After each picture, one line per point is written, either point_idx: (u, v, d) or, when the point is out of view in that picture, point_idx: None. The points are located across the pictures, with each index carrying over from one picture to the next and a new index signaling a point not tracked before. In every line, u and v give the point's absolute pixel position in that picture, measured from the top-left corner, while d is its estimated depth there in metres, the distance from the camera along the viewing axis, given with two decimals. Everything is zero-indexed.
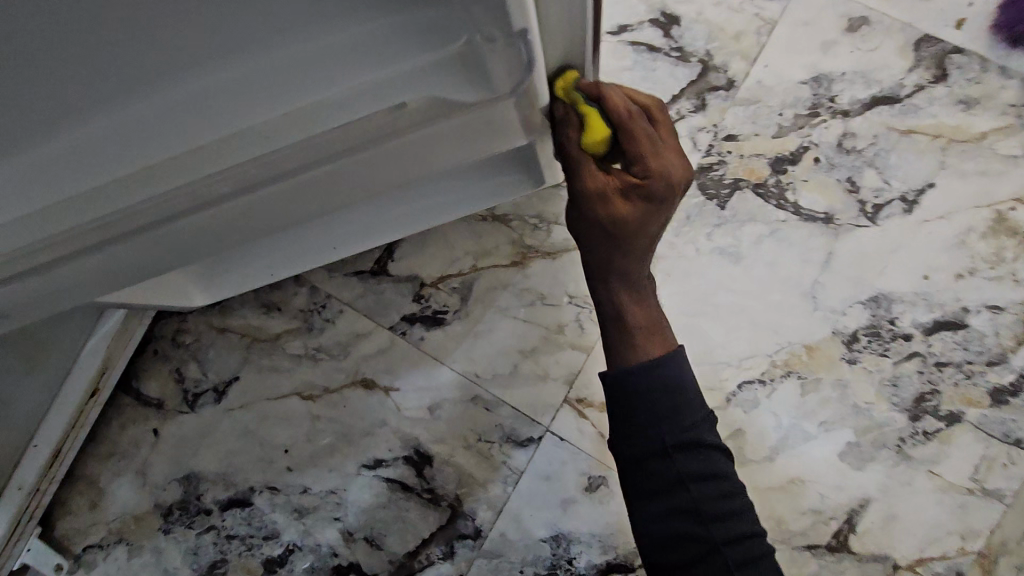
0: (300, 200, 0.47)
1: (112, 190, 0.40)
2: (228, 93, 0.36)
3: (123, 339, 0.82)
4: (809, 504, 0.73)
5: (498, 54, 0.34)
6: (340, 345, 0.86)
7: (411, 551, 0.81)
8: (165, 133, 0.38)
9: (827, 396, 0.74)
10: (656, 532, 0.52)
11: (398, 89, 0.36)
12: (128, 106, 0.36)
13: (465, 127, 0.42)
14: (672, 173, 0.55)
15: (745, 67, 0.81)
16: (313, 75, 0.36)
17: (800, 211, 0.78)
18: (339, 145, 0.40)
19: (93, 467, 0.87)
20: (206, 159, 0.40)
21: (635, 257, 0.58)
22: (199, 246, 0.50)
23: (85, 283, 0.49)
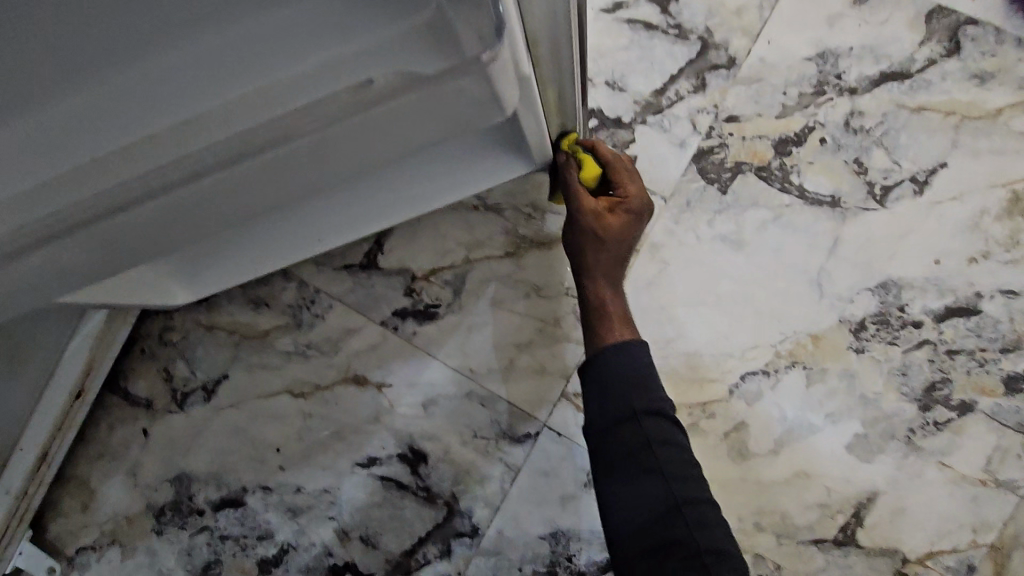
0: (261, 194, 0.41)
1: (53, 189, 0.37)
2: (193, 73, 0.35)
3: (107, 337, 0.80)
4: (815, 497, 0.71)
5: (466, 22, 0.30)
6: (331, 341, 0.83)
7: (407, 550, 0.79)
8: (125, 117, 0.36)
9: (833, 386, 0.72)
10: (619, 497, 0.54)
11: (362, 62, 0.33)
12: (77, 91, 0.35)
13: (438, 106, 0.37)
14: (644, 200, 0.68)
15: (747, 44, 0.77)
16: (276, 52, 0.34)
17: (805, 195, 0.74)
18: (299, 128, 0.36)
19: (84, 468, 0.85)
20: (160, 147, 0.36)
21: (615, 268, 0.66)
22: (145, 248, 0.44)
23: (14, 297, 0.43)
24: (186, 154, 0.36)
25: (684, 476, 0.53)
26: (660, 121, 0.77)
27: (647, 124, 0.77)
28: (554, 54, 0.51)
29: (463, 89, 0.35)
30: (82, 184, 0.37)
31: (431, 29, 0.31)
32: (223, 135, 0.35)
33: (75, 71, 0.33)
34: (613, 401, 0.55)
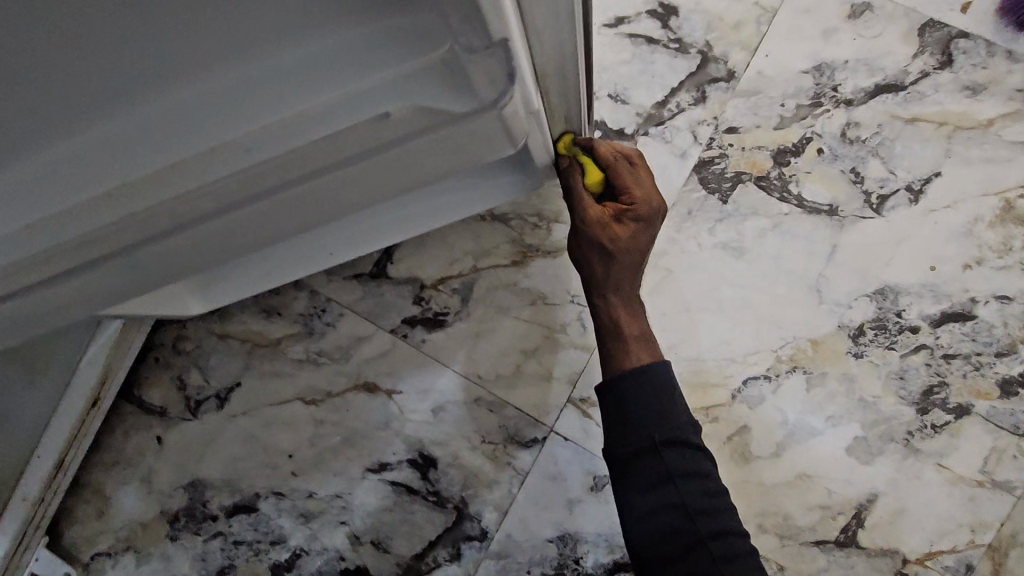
0: (284, 220, 0.44)
1: (91, 207, 0.40)
2: (213, 105, 0.36)
3: (122, 348, 0.81)
4: (817, 499, 0.73)
5: (479, 65, 0.32)
6: (341, 349, 0.85)
7: (417, 553, 0.81)
8: (150, 144, 0.38)
9: (833, 391, 0.74)
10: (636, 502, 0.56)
11: (378, 97, 0.35)
12: (106, 119, 0.37)
13: (459, 145, 0.38)
14: (652, 201, 0.68)
15: (745, 57, 0.79)
16: (291, 86, 0.35)
17: (804, 204, 0.76)
18: (321, 160, 0.38)
19: (99, 475, 0.87)
20: (187, 174, 0.38)
21: (626, 270, 0.67)
22: (175, 267, 0.47)
23: (64, 306, 0.47)
24: (210, 182, 0.38)
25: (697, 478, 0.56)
26: (661, 133, 0.79)
27: (649, 136, 0.79)
28: (565, 85, 0.54)
29: (480, 129, 0.37)
30: (115, 206, 0.39)
31: (445, 66, 0.34)
32: (243, 163, 0.37)
33: (111, 102, 0.35)
34: (627, 411, 0.58)
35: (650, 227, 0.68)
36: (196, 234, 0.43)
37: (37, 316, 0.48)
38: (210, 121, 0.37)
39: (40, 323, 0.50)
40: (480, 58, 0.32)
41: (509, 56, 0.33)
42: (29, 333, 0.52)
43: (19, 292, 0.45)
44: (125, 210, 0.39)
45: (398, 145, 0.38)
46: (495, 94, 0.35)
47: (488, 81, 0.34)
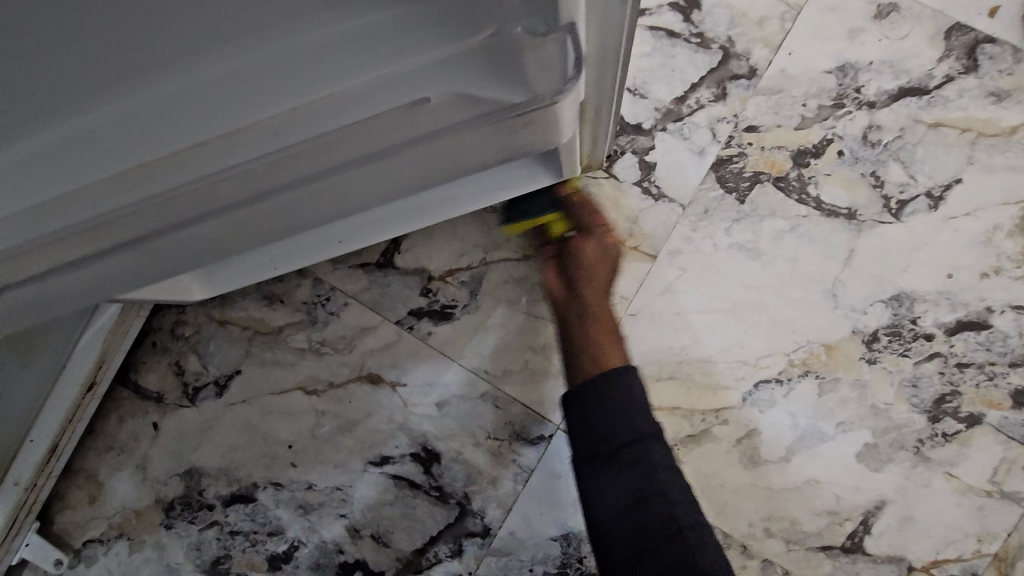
0: (309, 210, 0.44)
1: (104, 188, 0.40)
2: (233, 87, 0.36)
3: (120, 332, 0.79)
4: (825, 504, 0.72)
5: (533, 51, 0.32)
6: (345, 339, 0.83)
7: (418, 548, 0.79)
8: (165, 125, 0.37)
9: (845, 396, 0.73)
10: (623, 521, 0.59)
11: (413, 84, 0.35)
12: (119, 99, 0.36)
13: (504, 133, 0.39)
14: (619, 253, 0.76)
15: (768, 55, 0.78)
16: (321, 71, 0.35)
17: (822, 206, 0.75)
18: (354, 146, 0.38)
19: (93, 461, 0.85)
20: (208, 156, 0.38)
21: (597, 261, 0.74)
22: (204, 254, 0.47)
23: (75, 292, 0.48)
24: (242, 164, 0.38)
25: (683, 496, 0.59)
26: (680, 129, 0.78)
27: (667, 132, 0.78)
28: (602, 75, 0.53)
29: (527, 119, 0.38)
30: (139, 185, 0.39)
31: (485, 51, 0.34)
32: (270, 147, 0.37)
33: (125, 75, 0.34)
34: (621, 425, 0.61)
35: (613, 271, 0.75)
36: (229, 221, 0.43)
37: (47, 299, 0.48)
38: (237, 96, 0.36)
39: (55, 309, 0.50)
40: (538, 47, 0.32)
41: (567, 52, 0.33)
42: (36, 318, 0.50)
43: (40, 276, 0.45)
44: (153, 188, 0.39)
45: (440, 134, 0.38)
46: (553, 85, 0.35)
47: (548, 75, 0.34)
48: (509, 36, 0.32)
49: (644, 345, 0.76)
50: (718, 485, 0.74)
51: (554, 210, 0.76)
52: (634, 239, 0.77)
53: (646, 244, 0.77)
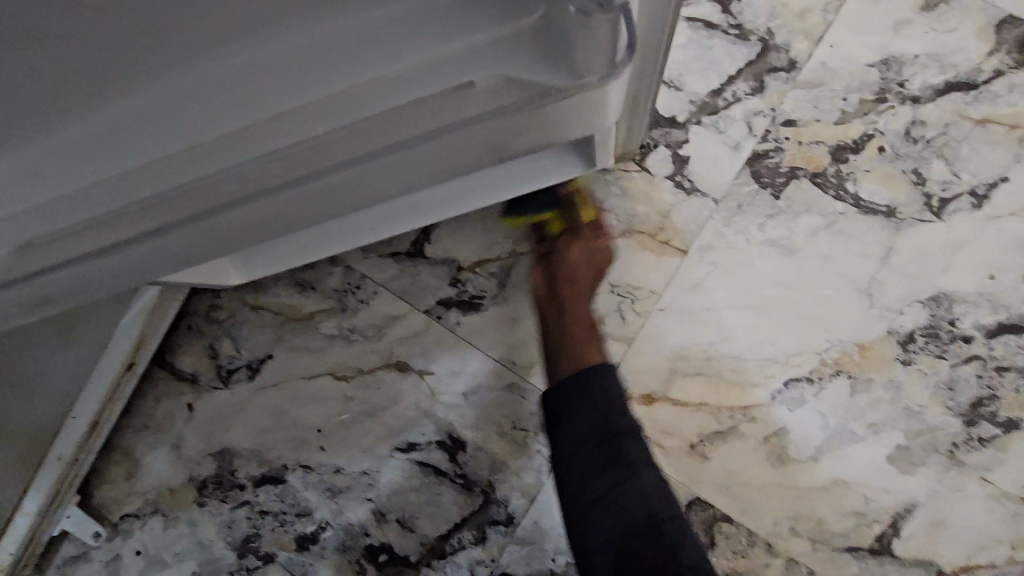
0: (345, 195, 0.45)
1: (164, 166, 0.42)
2: (282, 67, 0.37)
3: (158, 314, 0.83)
4: (853, 505, 0.71)
5: (584, 32, 0.32)
6: (374, 327, 0.84)
7: (442, 534, 0.81)
8: (218, 103, 0.39)
9: (878, 397, 0.72)
10: (601, 515, 0.60)
11: (458, 67, 0.36)
12: (175, 78, 0.38)
13: (546, 117, 0.40)
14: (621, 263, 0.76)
15: (808, 47, 0.76)
16: (366, 52, 0.36)
17: (860, 203, 0.74)
18: (398, 129, 0.39)
19: (130, 438, 0.88)
20: (258, 137, 0.40)
21: (586, 267, 0.73)
22: (239, 238, 0.48)
23: (112, 274, 0.49)
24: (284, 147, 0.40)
25: (660, 494, 0.60)
26: (715, 123, 0.77)
27: (702, 125, 0.77)
28: (643, 59, 0.53)
29: (573, 103, 0.38)
30: (197, 163, 0.42)
31: (533, 34, 0.34)
32: (317, 129, 0.39)
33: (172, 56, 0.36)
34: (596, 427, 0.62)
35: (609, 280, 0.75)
36: (264, 206, 0.45)
37: (89, 281, 0.49)
38: (277, 80, 0.38)
39: (95, 290, 0.51)
40: (589, 26, 0.31)
41: (617, 34, 0.33)
42: (75, 300, 0.52)
43: (81, 260, 0.46)
44: (202, 169, 0.42)
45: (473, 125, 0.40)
46: (602, 69, 0.35)
47: (599, 58, 0.34)
48: (556, 14, 0.32)
49: (673, 340, 0.76)
50: (744, 483, 0.73)
51: (553, 208, 0.76)
52: (664, 233, 0.77)
53: (677, 238, 0.77)
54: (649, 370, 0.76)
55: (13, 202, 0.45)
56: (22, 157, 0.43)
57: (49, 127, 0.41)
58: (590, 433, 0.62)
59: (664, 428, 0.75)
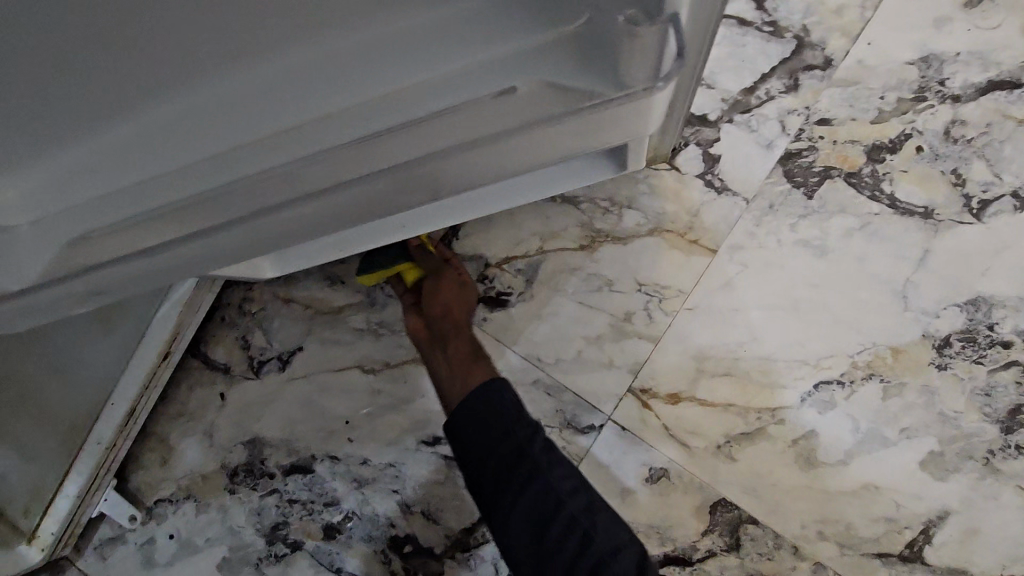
0: (390, 200, 0.46)
1: (210, 164, 0.45)
2: (326, 70, 0.40)
3: (192, 308, 0.82)
4: (883, 511, 0.70)
5: (633, 43, 0.32)
6: (402, 321, 0.86)
7: (466, 527, 0.82)
8: (264, 105, 0.42)
9: (911, 402, 0.71)
10: (524, 513, 0.63)
11: (500, 70, 0.37)
12: (226, 78, 0.42)
13: (591, 124, 0.39)
14: (446, 309, 0.77)
15: (845, 44, 0.75)
16: (409, 56, 0.38)
17: (896, 204, 0.72)
18: (444, 133, 0.40)
19: (165, 426, 0.90)
20: (299, 138, 0.43)
21: (454, 302, 0.78)
22: (282, 240, 0.49)
23: (157, 271, 0.50)
24: (334, 145, 0.41)
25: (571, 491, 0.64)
26: (747, 121, 0.76)
27: (734, 123, 0.76)
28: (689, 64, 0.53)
29: (619, 112, 0.38)
30: (239, 165, 0.44)
31: (576, 39, 0.35)
32: (359, 130, 0.41)
33: (235, 50, 0.39)
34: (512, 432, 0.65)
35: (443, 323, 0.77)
36: (302, 210, 0.46)
37: (139, 279, 0.51)
38: (320, 85, 0.41)
39: (141, 286, 0.52)
40: (637, 36, 0.32)
41: (663, 44, 0.33)
42: (118, 295, 0.53)
43: (132, 256, 0.48)
44: (258, 163, 0.44)
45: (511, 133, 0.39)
46: (645, 78, 0.35)
47: (643, 67, 0.34)
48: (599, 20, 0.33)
49: (700, 339, 0.76)
50: (771, 485, 0.73)
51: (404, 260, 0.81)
52: (694, 233, 0.76)
53: (707, 238, 0.76)
54: (675, 370, 0.76)
55: (74, 197, 0.50)
56: (101, 146, 0.48)
57: (123, 117, 0.45)
58: (503, 438, 0.65)
59: (691, 428, 0.75)
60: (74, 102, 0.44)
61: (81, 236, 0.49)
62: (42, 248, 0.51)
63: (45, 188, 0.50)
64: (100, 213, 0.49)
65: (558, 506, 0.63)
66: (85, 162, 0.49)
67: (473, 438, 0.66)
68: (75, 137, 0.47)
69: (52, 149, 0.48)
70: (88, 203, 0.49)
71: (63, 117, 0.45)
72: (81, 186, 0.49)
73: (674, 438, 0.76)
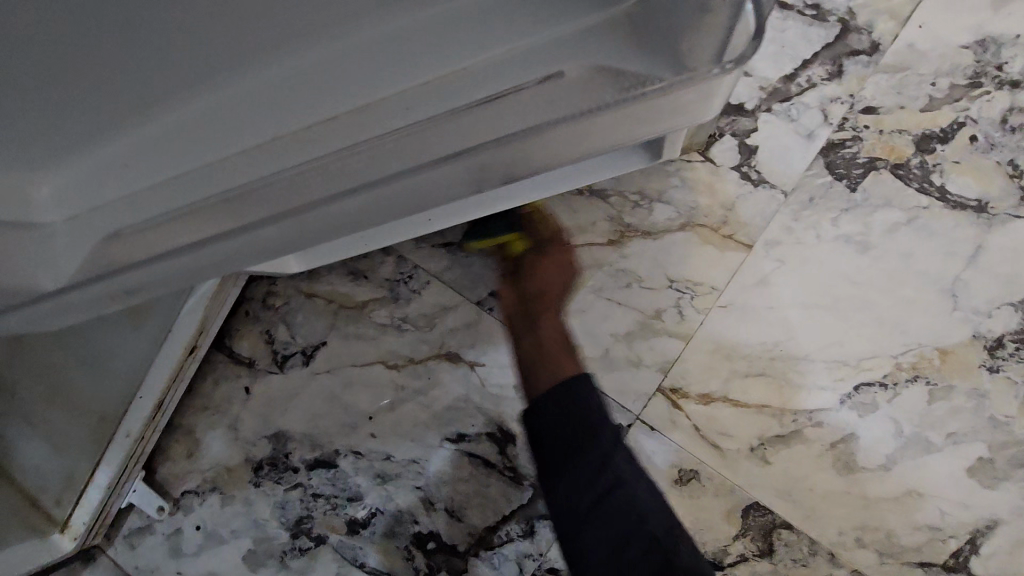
0: (416, 202, 0.44)
1: (252, 153, 0.48)
2: (369, 58, 0.45)
3: (219, 300, 0.82)
4: (927, 519, 0.67)
5: (697, 24, 0.31)
6: (425, 316, 0.84)
7: (490, 526, 0.81)
8: (313, 96, 0.47)
9: (958, 406, 0.67)
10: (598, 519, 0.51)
11: (543, 61, 0.38)
12: (280, 63, 0.47)
13: (636, 117, 0.38)
14: (545, 288, 0.69)
15: (894, 28, 0.70)
16: (453, 48, 0.42)
17: (946, 197, 0.69)
18: (484, 123, 0.39)
19: (191, 418, 0.91)
20: (347, 129, 0.44)
21: (554, 283, 0.69)
22: (295, 244, 0.47)
23: (165, 277, 0.48)
24: (368, 137, 0.42)
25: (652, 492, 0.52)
26: (787, 110, 0.72)
27: (773, 112, 0.73)
28: None
29: (671, 102, 0.37)
30: (282, 154, 0.46)
31: (629, 19, 0.35)
32: (401, 120, 0.42)
33: (287, 39, 0.46)
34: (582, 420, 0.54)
35: (545, 302, 0.68)
36: (332, 212, 0.44)
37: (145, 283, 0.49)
38: (364, 78, 0.45)
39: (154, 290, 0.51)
40: (709, 11, 0.30)
41: (731, 28, 0.32)
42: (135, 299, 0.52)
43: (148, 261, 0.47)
44: (292, 159, 0.45)
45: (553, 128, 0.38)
46: (708, 63, 0.34)
47: (709, 47, 0.33)
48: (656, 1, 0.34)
49: (734, 337, 0.73)
50: (808, 490, 0.70)
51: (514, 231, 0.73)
52: (728, 227, 0.74)
53: (742, 232, 0.73)
54: (707, 369, 0.73)
55: (124, 186, 0.54)
56: (157, 134, 0.53)
57: (181, 101, 0.51)
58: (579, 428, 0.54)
59: (722, 429, 0.73)
60: (144, 92, 0.51)
61: (117, 232, 0.51)
62: (89, 235, 0.53)
63: (110, 173, 0.55)
64: (141, 206, 0.51)
65: (639, 522, 0.50)
66: (132, 150, 0.54)
67: (542, 432, 0.55)
68: (136, 124, 0.53)
69: (122, 136, 0.54)
70: (136, 193, 0.52)
71: (128, 105, 0.52)
72: (133, 176, 0.54)
73: (706, 439, 0.73)
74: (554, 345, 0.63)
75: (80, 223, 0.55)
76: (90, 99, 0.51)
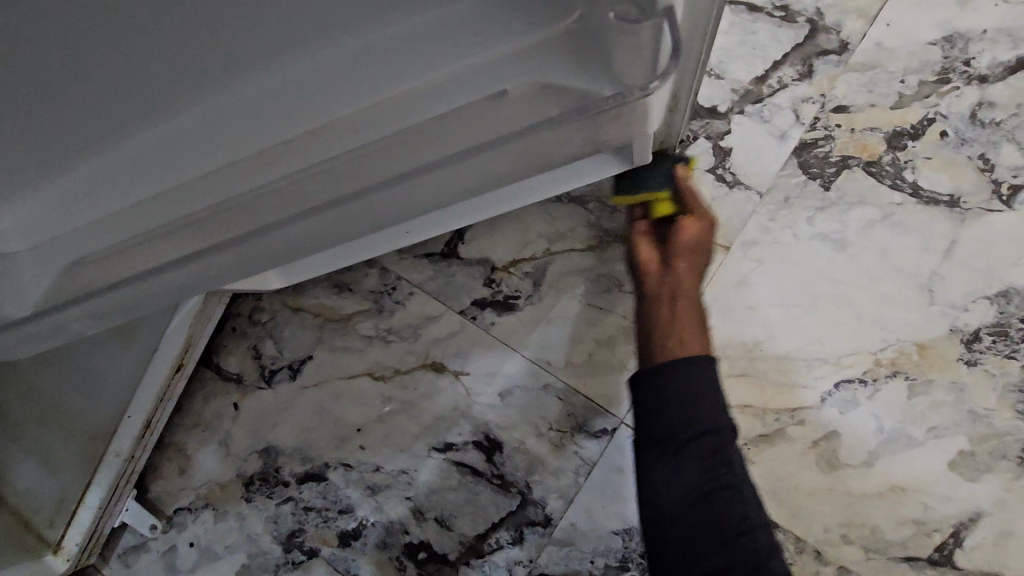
0: (387, 211, 0.47)
1: (219, 174, 0.49)
2: (330, 75, 0.45)
3: (202, 318, 0.84)
4: (912, 513, 0.67)
5: (624, 38, 0.34)
6: (410, 327, 0.85)
7: (480, 534, 0.81)
8: (275, 115, 0.47)
9: (939, 400, 0.68)
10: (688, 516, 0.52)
11: (496, 77, 0.40)
12: (241, 84, 0.47)
13: (590, 126, 0.40)
14: (696, 254, 0.65)
15: (861, 27, 0.72)
16: (407, 60, 0.43)
17: (919, 193, 0.69)
18: (439, 138, 0.42)
19: (182, 435, 0.91)
20: (312, 148, 0.46)
21: (700, 245, 0.66)
22: (276, 258, 0.50)
23: (151, 296, 0.51)
24: (332, 156, 0.45)
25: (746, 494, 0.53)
26: (759, 111, 0.73)
27: (746, 114, 0.73)
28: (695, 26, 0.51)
29: (620, 113, 0.39)
30: (250, 173, 0.47)
31: (569, 37, 0.38)
32: (360, 140, 0.44)
33: (246, 61, 0.45)
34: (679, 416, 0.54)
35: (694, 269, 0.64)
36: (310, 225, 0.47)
37: (126, 303, 0.52)
38: (323, 98, 0.45)
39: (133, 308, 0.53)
40: (634, 33, 0.33)
41: (659, 42, 0.34)
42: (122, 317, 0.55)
43: (132, 278, 0.49)
44: (261, 177, 0.47)
45: (506, 142, 0.41)
46: (643, 78, 0.36)
47: (641, 64, 0.35)
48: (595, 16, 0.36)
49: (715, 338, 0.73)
50: (794, 488, 0.70)
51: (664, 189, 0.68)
52: None
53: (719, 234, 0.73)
54: None
55: (88, 214, 0.54)
56: (122, 158, 0.53)
57: (145, 126, 0.51)
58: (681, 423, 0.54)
59: None
60: (103, 116, 0.50)
61: (83, 258, 0.52)
62: (56, 260, 0.54)
63: (72, 201, 0.55)
64: (115, 229, 0.52)
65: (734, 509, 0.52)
66: (95, 177, 0.55)
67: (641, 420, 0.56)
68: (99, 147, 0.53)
69: (82, 164, 0.54)
70: (105, 218, 0.53)
71: (88, 128, 0.51)
72: (98, 202, 0.54)
73: None
74: (691, 315, 0.61)
75: (44, 253, 0.55)
76: (42, 132, 0.51)
